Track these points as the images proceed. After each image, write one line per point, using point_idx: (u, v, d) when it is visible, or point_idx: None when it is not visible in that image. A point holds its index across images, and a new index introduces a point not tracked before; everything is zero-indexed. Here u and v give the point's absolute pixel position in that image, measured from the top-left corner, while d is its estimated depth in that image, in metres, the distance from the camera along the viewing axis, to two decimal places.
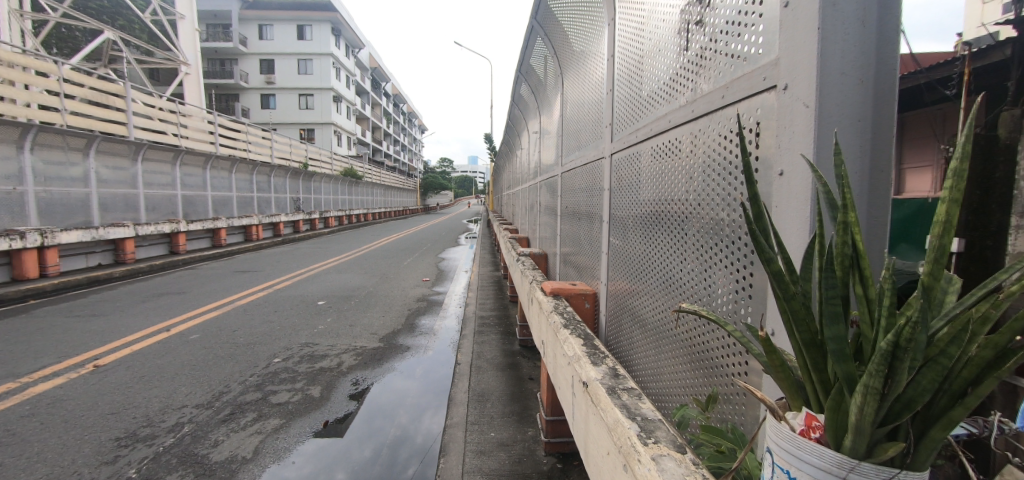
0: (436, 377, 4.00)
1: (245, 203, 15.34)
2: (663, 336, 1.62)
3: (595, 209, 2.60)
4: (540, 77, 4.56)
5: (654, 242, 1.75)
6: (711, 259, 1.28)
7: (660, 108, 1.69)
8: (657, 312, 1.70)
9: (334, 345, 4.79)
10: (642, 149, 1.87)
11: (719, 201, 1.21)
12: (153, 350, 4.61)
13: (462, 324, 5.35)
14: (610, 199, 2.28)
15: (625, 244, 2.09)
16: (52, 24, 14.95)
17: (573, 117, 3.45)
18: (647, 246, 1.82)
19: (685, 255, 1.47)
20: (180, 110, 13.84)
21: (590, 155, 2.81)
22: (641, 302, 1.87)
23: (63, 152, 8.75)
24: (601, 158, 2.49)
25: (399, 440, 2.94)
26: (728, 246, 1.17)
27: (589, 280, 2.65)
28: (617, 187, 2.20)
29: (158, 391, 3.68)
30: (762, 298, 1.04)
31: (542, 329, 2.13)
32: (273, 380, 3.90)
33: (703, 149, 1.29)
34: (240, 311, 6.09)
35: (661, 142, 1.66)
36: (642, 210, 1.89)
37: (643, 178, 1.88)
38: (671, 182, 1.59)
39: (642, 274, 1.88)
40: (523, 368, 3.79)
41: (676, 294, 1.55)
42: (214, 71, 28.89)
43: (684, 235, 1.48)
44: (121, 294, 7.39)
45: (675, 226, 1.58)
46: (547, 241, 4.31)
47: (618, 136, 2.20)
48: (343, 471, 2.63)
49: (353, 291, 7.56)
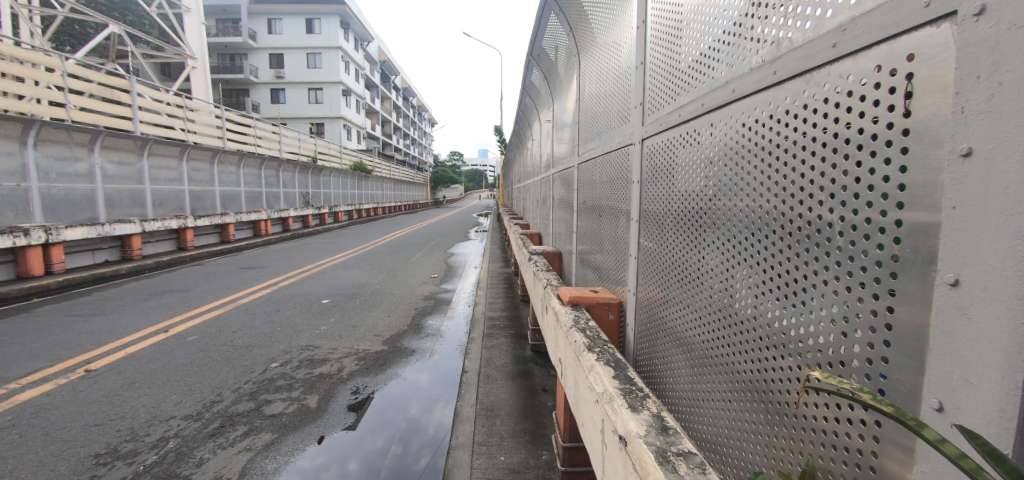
0: (445, 372, 3.93)
1: (253, 198, 15.24)
2: (710, 366, 1.30)
3: (621, 204, 2.25)
4: (552, 62, 4.21)
5: (694, 246, 1.44)
6: (801, 276, 0.94)
7: (710, 78, 1.36)
8: (700, 333, 1.38)
9: (335, 349, 4.54)
10: (681, 128, 1.54)
11: (823, 198, 0.87)
12: (147, 354, 4.42)
13: (472, 325, 5.05)
14: (639, 190, 1.96)
15: (657, 244, 1.77)
16: (60, 19, 14.94)
17: (590, 104, 3.11)
18: (690, 248, 1.48)
19: (745, 264, 1.15)
20: (186, 104, 13.72)
21: (614, 142, 2.46)
22: (678, 318, 1.55)
23: (67, 148, 8.71)
24: (629, 144, 2.15)
25: (401, 458, 2.66)
26: (829, 262, 0.85)
27: (612, 286, 2.32)
28: (649, 176, 1.86)
29: (146, 401, 3.46)
30: (910, 349, 0.70)
31: (560, 348, 1.81)
32: (269, 388, 3.65)
33: (789, 124, 0.96)
34: (241, 311, 5.88)
35: (712, 117, 1.33)
36: (684, 204, 1.53)
37: (681, 166, 1.55)
38: (720, 171, 1.28)
39: (678, 283, 1.57)
40: (536, 377, 3.47)
41: (729, 313, 1.23)
42: (224, 66, 28.99)
43: (742, 238, 1.17)
44: (124, 292, 7.28)
45: (724, 228, 1.27)
46: (562, 238, 3.98)
47: (650, 119, 1.87)
48: (356, 461, 2.64)
49: (358, 288, 7.32)
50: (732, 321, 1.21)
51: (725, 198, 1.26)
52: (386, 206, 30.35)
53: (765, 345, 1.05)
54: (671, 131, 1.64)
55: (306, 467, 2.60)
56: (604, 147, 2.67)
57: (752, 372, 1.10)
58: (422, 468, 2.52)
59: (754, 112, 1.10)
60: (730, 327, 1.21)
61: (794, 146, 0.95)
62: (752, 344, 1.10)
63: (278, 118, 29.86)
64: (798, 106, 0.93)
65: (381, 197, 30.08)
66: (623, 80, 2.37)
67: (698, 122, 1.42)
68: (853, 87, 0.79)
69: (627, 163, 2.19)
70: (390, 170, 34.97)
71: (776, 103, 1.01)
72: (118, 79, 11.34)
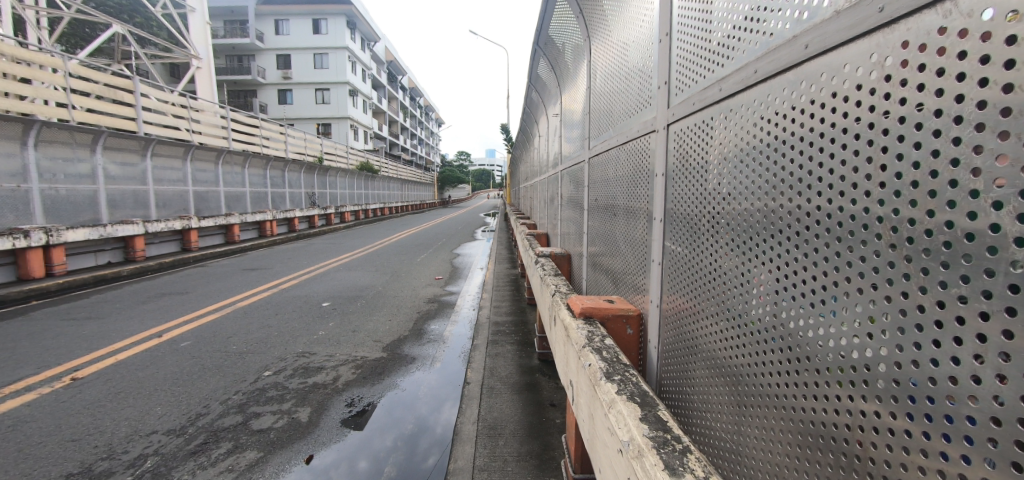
0: (451, 370, 3.93)
1: (259, 198, 15.15)
2: (749, 391, 1.16)
3: (640, 201, 1.98)
4: (561, 51, 3.94)
5: (718, 251, 1.32)
6: (941, 307, 0.69)
7: (770, 40, 1.10)
8: (731, 351, 1.25)
9: (332, 356, 4.31)
10: (720, 104, 1.31)
11: (994, 193, 0.61)
12: (138, 361, 4.26)
13: (476, 331, 4.80)
14: (662, 182, 1.70)
15: (687, 248, 1.50)
16: (68, 21, 15.04)
17: (601, 91, 2.86)
18: (740, 258, 1.23)
19: (785, 272, 1.05)
20: (191, 104, 13.65)
21: (631, 132, 2.17)
22: (703, 333, 1.39)
23: (70, 149, 8.68)
24: (650, 131, 1.87)
25: (406, 463, 2.59)
26: (990, 285, 0.62)
27: (630, 294, 2.04)
28: (675, 167, 1.60)
29: (129, 413, 3.27)
30: None
31: (571, 368, 1.56)
32: (259, 400, 3.43)
33: (893, 82, 0.77)
34: (239, 315, 5.70)
35: (772, 87, 1.09)
36: (730, 203, 1.27)
37: (715, 156, 1.34)
38: (758, 171, 1.15)
39: (698, 292, 1.43)
40: (544, 390, 3.21)
41: (768, 331, 1.10)
42: (232, 68, 29.12)
43: (784, 246, 1.06)
44: (124, 294, 7.17)
45: (761, 235, 1.15)
46: (571, 239, 3.72)
47: (677, 99, 1.61)
48: (365, 459, 2.64)
49: (360, 291, 7.12)
50: (774, 341, 1.08)
51: (763, 199, 1.14)
52: (393, 206, 30.21)
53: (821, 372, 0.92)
54: (705, 110, 1.39)
55: (321, 462, 2.63)
56: (619, 138, 2.39)
57: (809, 405, 0.95)
58: (430, 466, 2.53)
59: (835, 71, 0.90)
60: (771, 347, 1.09)
61: (895, 122, 0.77)
62: (801, 369, 0.97)
63: (286, 118, 29.92)
64: (932, 54, 0.69)
65: (388, 197, 29.97)
66: (641, 60, 2.09)
67: (748, 96, 1.19)
68: (994, 30, 0.60)
69: (648, 152, 1.91)
70: (396, 170, 34.86)
71: (872, 54, 0.81)
72: (122, 80, 11.32)
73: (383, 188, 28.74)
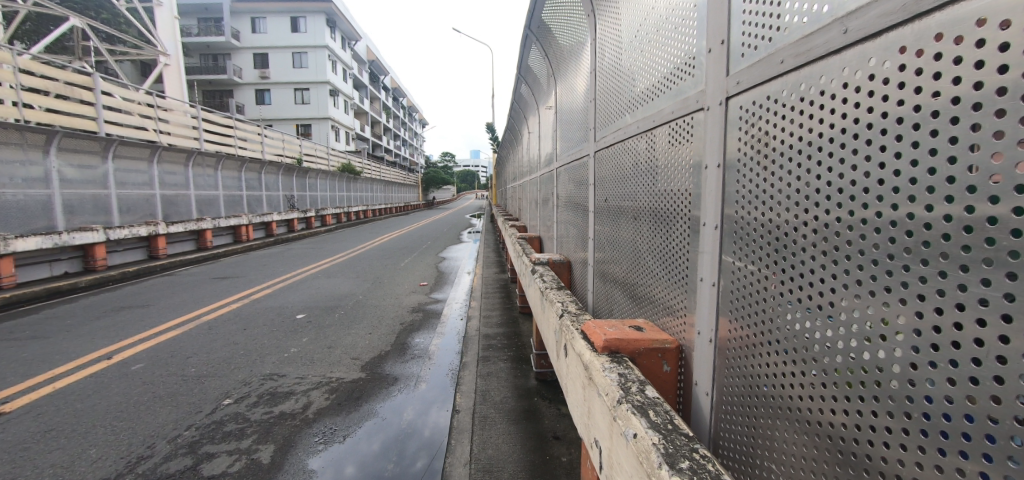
0: (438, 379, 3.74)
1: (234, 201, 14.38)
2: (790, 416, 1.02)
3: (682, 196, 1.52)
4: (555, 36, 3.55)
5: (754, 263, 1.14)
6: None
7: None
8: (804, 392, 0.97)
9: (303, 378, 3.84)
10: (829, 60, 0.89)
11: None
12: (80, 388, 3.74)
13: (465, 344, 4.38)
14: (722, 175, 1.26)
15: (773, 266, 1.07)
16: (22, 13, 14.01)
17: (609, 75, 2.49)
18: (880, 292, 0.80)
19: (861, 288, 0.84)
20: (159, 103, 12.84)
21: (660, 115, 1.72)
22: (747, 360, 1.15)
23: (20, 150, 8.01)
24: (697, 109, 1.40)
25: (396, 465, 2.56)
26: None
27: (663, 319, 1.62)
28: (742, 152, 1.18)
29: (56, 458, 2.76)
30: None
31: (600, 424, 1.18)
32: (213, 437, 2.96)
33: (967, 62, 0.65)
34: (202, 331, 5.14)
35: (879, 45, 0.78)
36: (860, 204, 0.84)
37: (793, 142, 1.01)
38: (820, 168, 0.93)
39: (739, 311, 1.19)
40: (545, 419, 2.81)
41: (804, 351, 0.97)
42: (206, 67, 28.03)
43: (837, 259, 0.89)
44: (77, 308, 6.53)
45: (816, 246, 0.95)
46: (570, 244, 3.35)
47: (750, 57, 1.15)
48: (352, 465, 2.59)
49: (339, 300, 6.63)
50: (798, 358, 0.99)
51: (804, 206, 0.98)
52: (376, 208, 29.38)
53: (826, 378, 0.91)
54: (813, 66, 0.94)
55: (303, 460, 2.67)
56: (642, 122, 1.92)
57: (827, 417, 0.91)
58: (418, 472, 2.47)
59: (857, 67, 0.83)
60: (804, 367, 0.97)
61: (928, 115, 0.71)
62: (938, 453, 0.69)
63: (263, 119, 28.79)
64: None
65: (370, 198, 29.18)
66: (676, 22, 1.61)
67: (879, 44, 0.78)
68: None
69: (691, 137, 1.45)
70: (379, 171, 33.96)
71: (987, 22, 0.62)
72: (80, 76, 10.54)
73: (365, 189, 27.94)
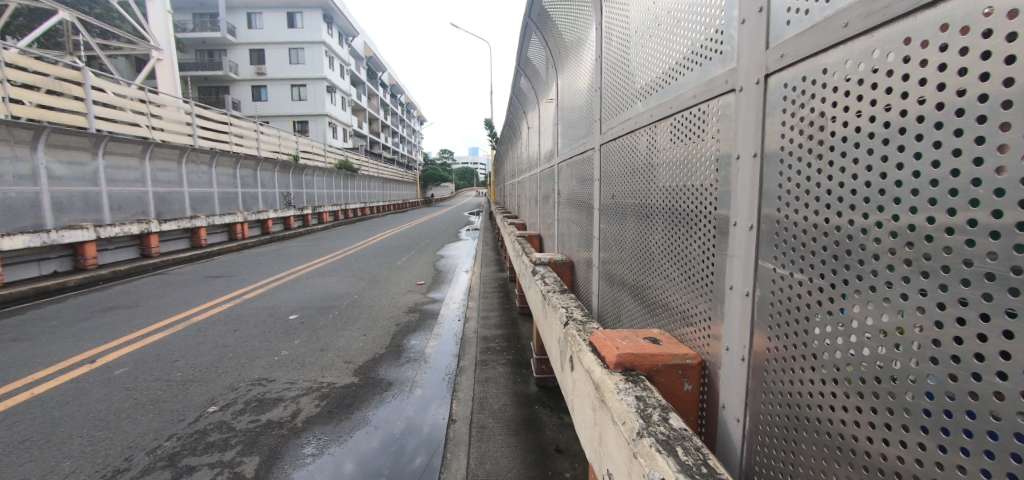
0: (434, 382, 3.60)
1: (228, 199, 14.16)
2: (849, 457, 0.86)
3: (706, 193, 1.34)
4: (557, 24, 3.37)
5: (797, 272, 0.98)
6: None
7: None
8: (871, 430, 0.81)
9: (293, 383, 3.67)
10: (915, 18, 0.71)
11: None
12: (59, 394, 3.56)
13: (462, 347, 4.22)
14: (759, 166, 1.09)
15: (828, 276, 0.91)
16: (10, 6, 13.71)
17: (616, 62, 2.31)
18: (993, 317, 0.63)
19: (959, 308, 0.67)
20: (151, 98, 12.59)
21: (679, 100, 1.53)
22: (787, 382, 1.00)
23: (8, 146, 7.81)
24: (726, 91, 1.22)
25: (395, 461, 2.53)
26: None
27: (683, 330, 1.45)
28: (784, 138, 1.02)
29: (27, 471, 2.59)
30: None
31: (617, 460, 1.01)
32: (195, 448, 2.79)
33: None
34: (191, 333, 4.96)
35: None
36: (964, 201, 0.66)
37: (848, 126, 0.86)
38: (900, 157, 0.76)
39: (780, 327, 1.03)
40: (546, 429, 2.66)
41: (854, 372, 0.84)
42: (202, 62, 27.65)
43: (924, 270, 0.72)
44: (64, 309, 6.33)
45: (890, 251, 0.78)
46: (573, 243, 3.19)
47: (799, 24, 0.96)
48: (350, 463, 2.55)
49: (334, 300, 6.45)
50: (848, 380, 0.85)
51: (873, 203, 0.81)
52: (374, 205, 29.13)
53: (897, 412, 0.76)
54: (892, 26, 0.76)
55: (292, 470, 2.53)
56: (657, 110, 1.73)
57: (906, 465, 0.74)
58: (417, 469, 2.43)
59: (930, 32, 0.69)
60: (865, 393, 0.82)
61: None
62: None
63: (259, 115, 28.45)
64: None
65: (368, 196, 28.93)
66: None
67: None
68: None
69: (716, 126, 1.27)
70: (377, 168, 33.69)
71: None
72: (69, 70, 10.30)
73: (363, 186, 27.67)
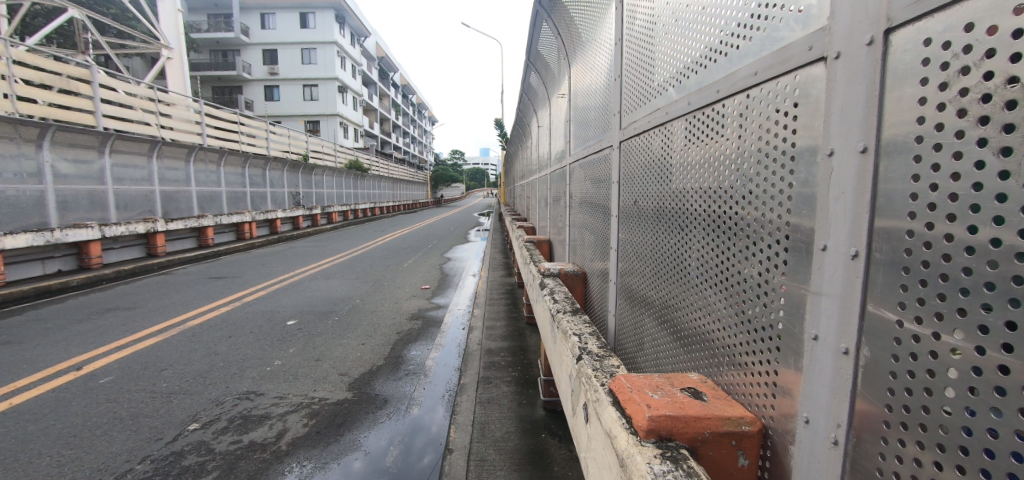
0: (433, 396, 3.39)
1: (236, 198, 14.11)
2: None
3: (777, 203, 1.01)
4: (569, 10, 3.07)
5: (941, 326, 0.66)
6: None
7: None
8: None
9: (283, 397, 3.44)
10: None
11: None
12: (35, 405, 3.36)
13: (465, 361, 3.94)
14: (872, 164, 0.76)
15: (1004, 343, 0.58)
16: (25, 6, 13.82)
17: (638, 47, 1.98)
18: None
19: None
20: (160, 97, 12.51)
21: (730, 81, 1.19)
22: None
23: (14, 144, 7.78)
24: (814, 60, 0.89)
25: (403, 461, 2.54)
26: None
27: (737, 378, 1.13)
28: (921, 123, 0.68)
29: None
30: None
31: None
32: (168, 473, 2.55)
33: None
34: (184, 340, 4.76)
35: None
36: None
37: None
38: None
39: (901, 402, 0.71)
40: (555, 465, 2.36)
41: None
42: (216, 62, 27.91)
43: None
44: (62, 309, 6.20)
45: None
46: (586, 252, 2.89)
47: None
48: (360, 460, 2.59)
49: (335, 304, 6.22)
50: None
51: None
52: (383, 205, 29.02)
53: None
54: None
55: None
56: (696, 97, 1.38)
57: None
58: (426, 465, 2.47)
59: None
60: None
61: None
62: None
63: (271, 115, 28.59)
64: None
65: (377, 196, 28.88)
66: None
67: None
68: None
69: (798, 111, 0.94)
70: (387, 168, 33.63)
71: None
72: (79, 68, 10.21)
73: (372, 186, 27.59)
